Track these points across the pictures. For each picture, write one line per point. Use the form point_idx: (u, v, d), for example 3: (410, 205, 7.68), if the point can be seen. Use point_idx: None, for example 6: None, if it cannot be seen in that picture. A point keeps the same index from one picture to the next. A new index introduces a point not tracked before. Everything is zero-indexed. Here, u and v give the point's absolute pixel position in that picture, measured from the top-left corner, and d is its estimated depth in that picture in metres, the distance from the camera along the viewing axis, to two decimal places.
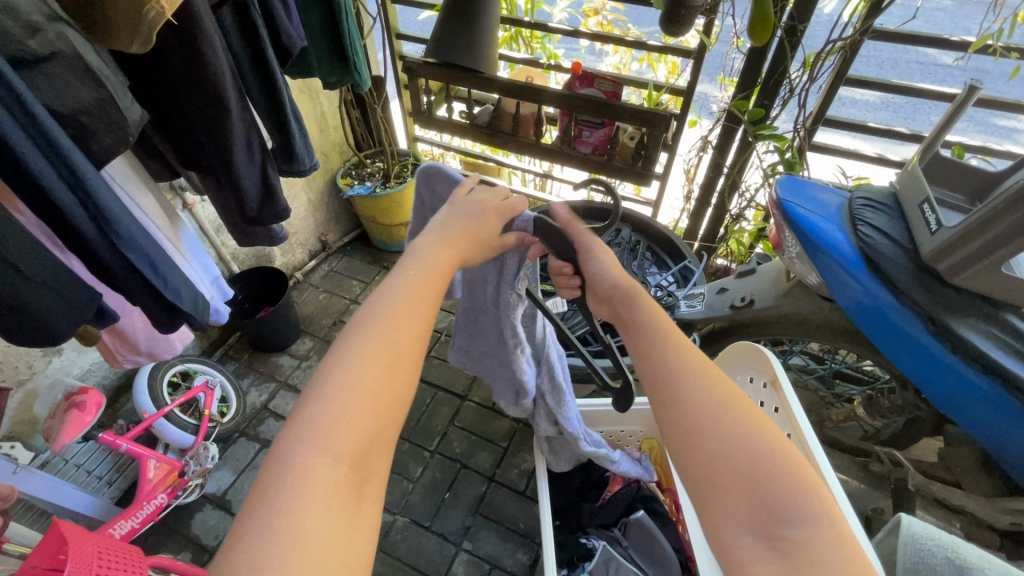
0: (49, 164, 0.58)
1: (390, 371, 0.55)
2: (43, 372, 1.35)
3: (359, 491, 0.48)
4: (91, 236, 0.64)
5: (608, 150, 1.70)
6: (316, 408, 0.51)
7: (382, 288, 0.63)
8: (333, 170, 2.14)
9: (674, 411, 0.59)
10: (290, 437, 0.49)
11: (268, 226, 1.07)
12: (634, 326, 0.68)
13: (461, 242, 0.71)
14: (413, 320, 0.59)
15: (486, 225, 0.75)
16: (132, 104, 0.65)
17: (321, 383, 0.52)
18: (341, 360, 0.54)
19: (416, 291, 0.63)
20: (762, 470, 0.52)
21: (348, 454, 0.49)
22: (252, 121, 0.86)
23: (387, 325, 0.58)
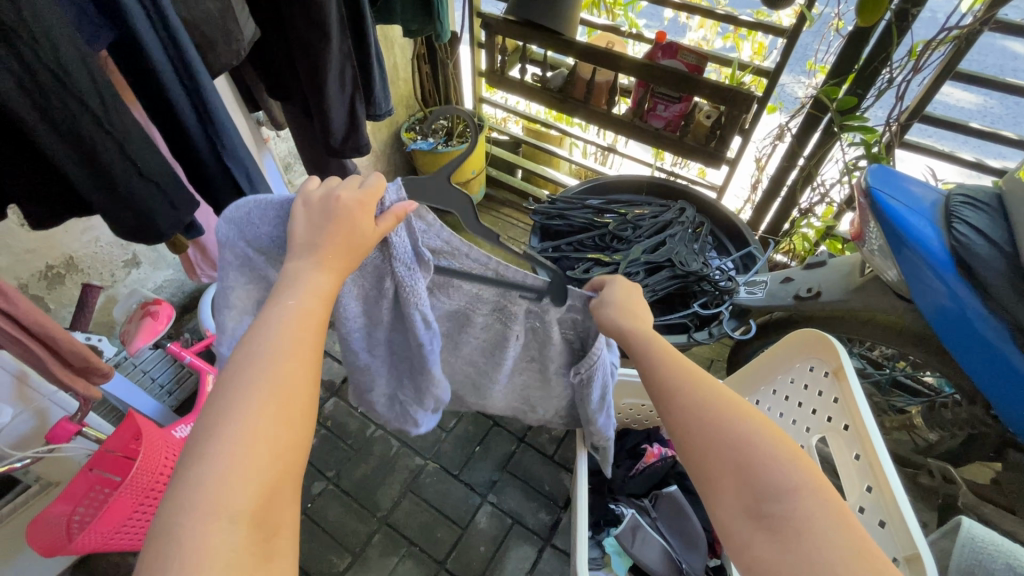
0: (174, 70, 0.62)
1: (284, 414, 0.51)
2: (122, 282, 1.45)
3: (264, 549, 0.46)
4: (201, 144, 0.68)
5: (681, 127, 1.65)
6: (200, 471, 0.46)
7: (258, 324, 0.55)
8: (398, 123, 2.17)
9: (673, 417, 0.61)
10: (170, 511, 0.45)
11: (343, 161, 1.10)
12: (629, 345, 0.68)
13: (342, 253, 0.59)
14: (302, 359, 0.54)
15: (349, 217, 0.59)
16: (248, 21, 0.68)
17: (207, 449, 0.47)
18: (227, 413, 0.49)
19: (304, 327, 0.56)
20: (748, 458, 0.55)
21: (246, 514, 0.46)
22: (347, 54, 0.87)
23: (273, 366, 0.52)
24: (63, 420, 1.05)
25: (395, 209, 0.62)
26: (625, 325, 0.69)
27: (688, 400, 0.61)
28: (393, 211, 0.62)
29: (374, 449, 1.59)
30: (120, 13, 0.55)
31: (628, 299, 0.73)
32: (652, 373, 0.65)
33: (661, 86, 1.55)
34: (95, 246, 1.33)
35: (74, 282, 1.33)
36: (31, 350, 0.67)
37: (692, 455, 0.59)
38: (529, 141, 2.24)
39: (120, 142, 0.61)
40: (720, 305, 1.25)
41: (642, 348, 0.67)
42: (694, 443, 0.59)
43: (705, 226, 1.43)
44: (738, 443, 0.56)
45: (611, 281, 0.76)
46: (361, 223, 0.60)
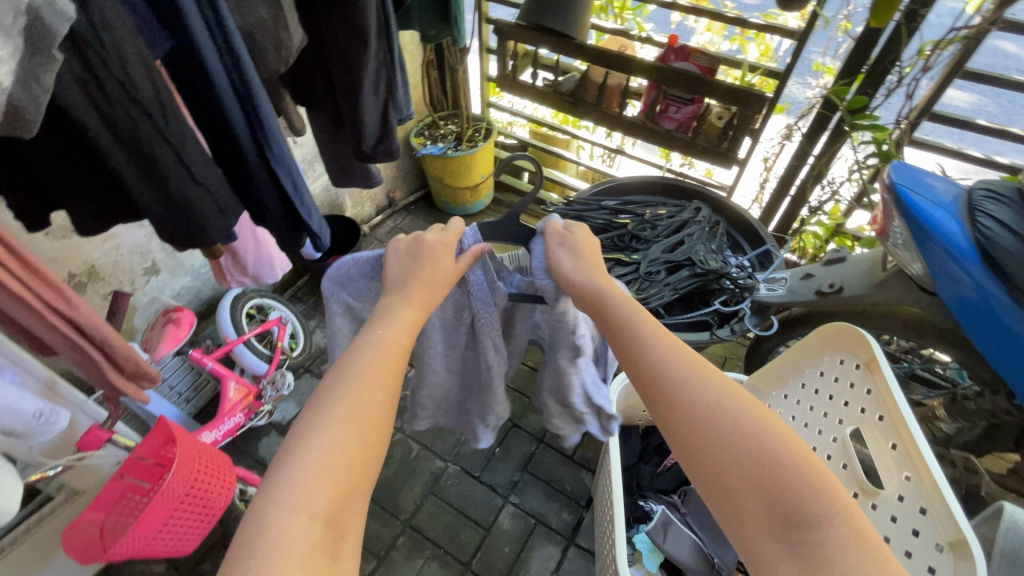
0: (228, 77, 0.63)
1: (363, 428, 0.51)
2: (142, 290, 1.45)
3: (336, 548, 0.45)
4: (249, 150, 0.70)
5: (693, 128, 1.67)
6: (284, 473, 0.46)
7: (358, 340, 0.58)
8: (407, 129, 2.19)
9: (668, 406, 0.53)
10: (262, 502, 0.45)
11: (368, 166, 1.11)
12: (624, 332, 0.60)
13: (428, 290, 0.65)
14: (386, 376, 0.55)
15: (434, 255, 0.68)
16: (297, 30, 0.69)
17: (294, 449, 0.48)
18: (319, 416, 0.51)
19: (387, 350, 0.58)
20: (766, 464, 0.48)
21: (323, 513, 0.45)
22: (382, 60, 0.89)
23: (364, 377, 0.54)
24: (93, 427, 1.03)
25: (472, 249, 0.73)
26: (608, 297, 0.64)
27: (690, 386, 0.54)
28: (470, 252, 0.72)
29: (394, 452, 1.60)
30: (180, 23, 0.56)
31: (595, 265, 0.69)
32: (641, 355, 0.58)
33: (673, 88, 1.58)
34: (117, 254, 1.34)
35: (96, 291, 1.33)
36: (87, 352, 0.68)
37: (695, 453, 0.51)
38: (537, 144, 2.26)
39: (177, 148, 0.62)
40: (740, 303, 1.27)
41: (628, 324, 0.61)
42: (699, 439, 0.51)
43: (721, 225, 1.45)
44: (749, 443, 0.49)
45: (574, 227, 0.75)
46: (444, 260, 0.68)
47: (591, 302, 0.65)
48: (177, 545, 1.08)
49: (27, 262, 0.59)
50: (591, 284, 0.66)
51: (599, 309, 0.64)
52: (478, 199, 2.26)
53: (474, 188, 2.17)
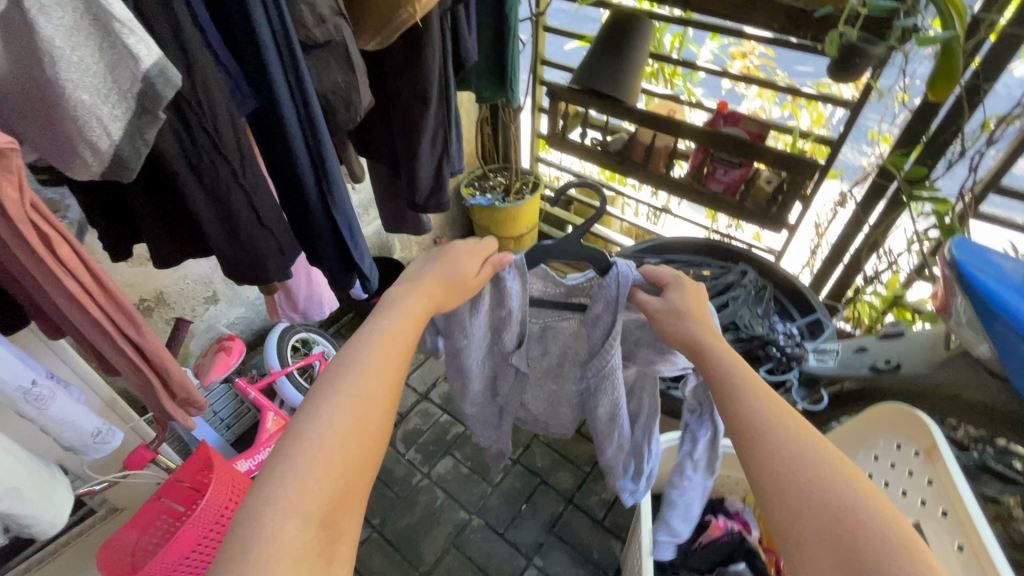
0: (302, 133, 0.69)
1: (358, 428, 0.51)
2: (201, 317, 1.54)
3: (328, 554, 0.45)
4: (313, 196, 0.75)
5: (741, 191, 1.67)
6: (282, 471, 0.47)
7: (358, 338, 0.59)
8: (459, 179, 2.28)
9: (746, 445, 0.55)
10: (255, 501, 0.46)
11: (419, 215, 1.16)
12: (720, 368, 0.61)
13: (439, 289, 0.66)
14: (382, 374, 0.56)
15: (454, 263, 0.68)
16: (367, 93, 0.75)
17: (293, 448, 0.48)
18: (316, 413, 0.51)
19: (388, 347, 0.58)
20: (837, 513, 0.47)
21: (319, 514, 0.46)
22: (442, 121, 0.94)
23: (356, 376, 0.54)
24: (141, 447, 1.08)
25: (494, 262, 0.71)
26: (709, 348, 0.63)
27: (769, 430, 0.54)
28: (492, 261, 0.71)
29: (418, 499, 1.57)
30: (266, 84, 0.63)
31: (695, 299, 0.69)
32: (728, 395, 0.59)
33: (722, 152, 1.60)
34: (184, 283, 1.44)
35: (160, 316, 1.43)
36: (147, 376, 0.73)
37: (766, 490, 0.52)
38: (583, 199, 2.31)
39: (249, 195, 0.68)
40: (787, 372, 1.22)
41: (724, 372, 0.61)
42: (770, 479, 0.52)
43: (769, 289, 1.41)
44: (819, 493, 0.49)
45: (664, 275, 0.71)
46: (468, 267, 0.68)
47: (694, 351, 0.64)
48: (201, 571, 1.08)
49: (111, 293, 0.65)
50: (691, 334, 0.65)
51: (695, 354, 0.64)
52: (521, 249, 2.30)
53: (519, 238, 2.22)
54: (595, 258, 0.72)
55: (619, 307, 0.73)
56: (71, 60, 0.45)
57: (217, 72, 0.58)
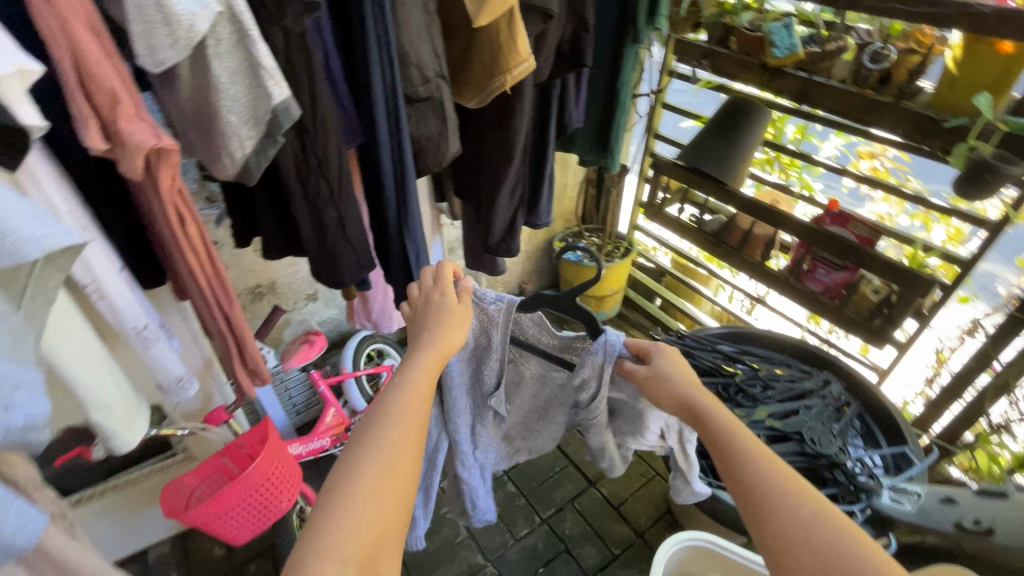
0: (393, 169, 0.80)
1: (390, 477, 0.53)
2: (299, 310, 1.75)
3: None
4: (392, 222, 0.86)
5: (842, 296, 1.55)
6: (323, 517, 0.50)
7: (383, 403, 0.59)
8: (554, 232, 2.37)
9: (749, 503, 0.53)
10: (302, 548, 0.48)
11: (495, 257, 1.25)
12: (706, 426, 0.60)
13: (444, 345, 0.66)
14: (410, 423, 0.58)
15: (456, 314, 0.69)
16: (455, 143, 0.86)
17: (332, 495, 0.51)
18: (350, 463, 0.53)
19: (414, 397, 0.60)
20: (847, 573, 0.46)
21: (358, 558, 0.48)
22: (524, 175, 1.03)
23: (383, 443, 0.55)
24: (221, 407, 1.24)
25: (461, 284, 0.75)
26: (706, 409, 0.61)
27: (770, 486, 0.52)
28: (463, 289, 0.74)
29: (442, 529, 1.59)
30: (371, 126, 0.75)
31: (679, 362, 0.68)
32: (728, 455, 0.56)
33: (824, 251, 1.52)
34: (293, 277, 1.66)
35: (268, 301, 1.65)
36: (227, 342, 0.87)
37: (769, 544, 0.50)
38: (675, 274, 2.27)
39: (340, 212, 0.80)
40: (853, 504, 1.06)
41: (721, 430, 0.58)
42: (775, 535, 0.50)
43: (851, 406, 1.27)
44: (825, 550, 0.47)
45: (652, 348, 0.70)
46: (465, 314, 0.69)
47: (691, 414, 0.62)
48: (233, 533, 1.19)
49: (218, 270, 0.79)
50: (686, 395, 0.63)
51: (691, 416, 0.62)
52: (601, 310, 2.28)
53: (600, 298, 2.22)
54: (588, 321, 0.72)
55: (603, 375, 0.73)
56: (228, 92, 0.59)
57: (335, 112, 0.72)
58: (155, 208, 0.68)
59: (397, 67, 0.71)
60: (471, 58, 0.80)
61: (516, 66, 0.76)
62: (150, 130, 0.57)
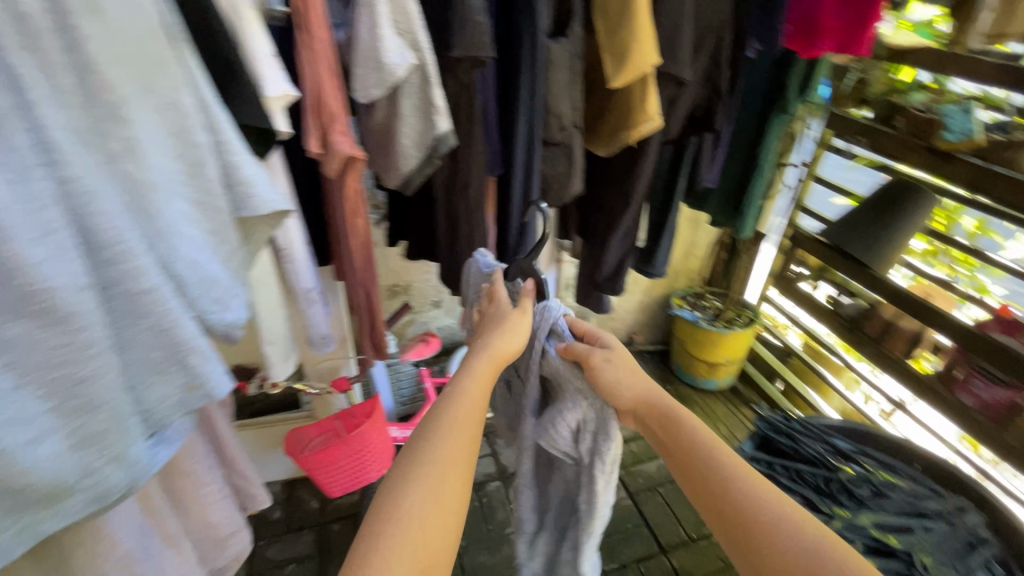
0: (521, 198, 0.93)
1: (443, 489, 0.52)
2: (423, 313, 1.97)
3: None
4: (512, 243, 0.98)
5: (1003, 418, 1.32)
6: (374, 528, 0.49)
7: (434, 416, 0.58)
8: (674, 288, 2.30)
9: (727, 509, 0.55)
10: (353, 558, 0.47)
11: (602, 296, 1.27)
12: (663, 420, 0.62)
13: (500, 354, 0.64)
14: (463, 437, 0.56)
15: (517, 328, 0.66)
16: (578, 183, 0.97)
17: (384, 505, 0.50)
18: (403, 473, 0.52)
19: (467, 411, 0.59)
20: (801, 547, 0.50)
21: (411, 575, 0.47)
22: (639, 222, 1.10)
23: (437, 459, 0.54)
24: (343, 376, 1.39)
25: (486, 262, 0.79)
26: (668, 405, 0.63)
27: (742, 488, 0.55)
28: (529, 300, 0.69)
29: (503, 548, 1.64)
30: (510, 161, 0.89)
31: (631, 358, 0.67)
32: (700, 462, 0.58)
33: (985, 361, 1.32)
34: (424, 283, 1.88)
35: (400, 300, 1.90)
36: (364, 315, 1.06)
37: (749, 545, 0.52)
38: (803, 356, 2.05)
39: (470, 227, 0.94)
40: None
41: (693, 440, 0.60)
42: (761, 538, 0.52)
43: (989, 544, 1.06)
44: (807, 550, 0.50)
45: (604, 341, 0.68)
46: (525, 327, 0.67)
47: (651, 410, 0.63)
48: (327, 483, 1.38)
49: (371, 257, 0.98)
50: (645, 391, 0.64)
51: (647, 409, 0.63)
52: (711, 378, 2.14)
53: (712, 365, 2.09)
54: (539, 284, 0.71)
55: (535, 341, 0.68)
56: (407, 123, 0.77)
57: (484, 146, 0.87)
58: (337, 201, 0.88)
59: (539, 115, 0.85)
60: (605, 113, 0.91)
61: (643, 123, 0.85)
62: (349, 142, 0.76)
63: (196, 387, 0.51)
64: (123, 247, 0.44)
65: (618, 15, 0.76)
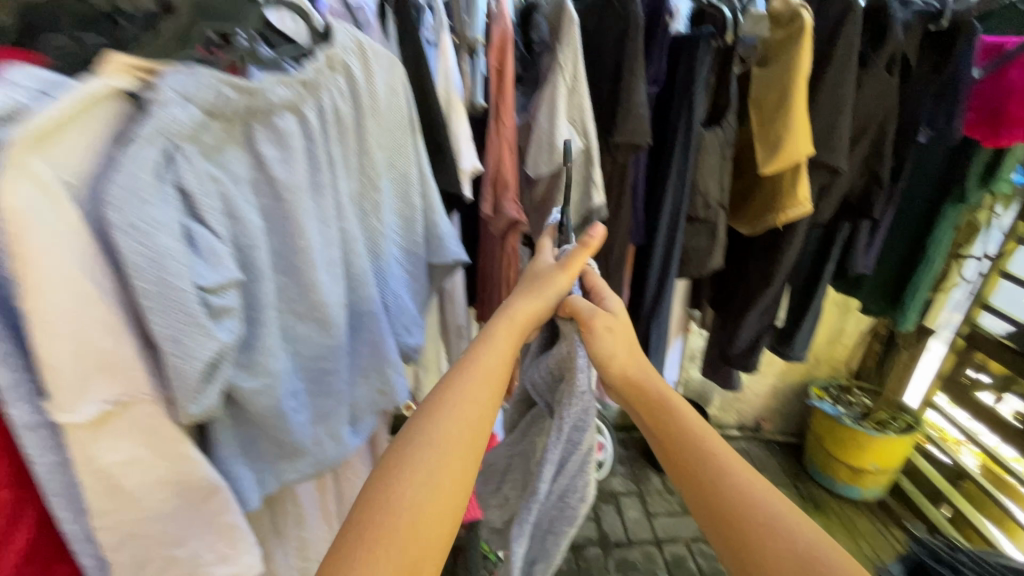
0: (660, 266, 0.99)
1: (444, 484, 0.40)
2: None
3: None
4: (646, 307, 1.03)
5: None
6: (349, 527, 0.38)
7: (444, 394, 0.45)
8: (814, 377, 2.07)
9: (727, 520, 0.43)
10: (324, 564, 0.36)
11: (732, 371, 1.24)
12: (654, 412, 0.50)
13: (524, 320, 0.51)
14: (468, 418, 0.43)
15: (549, 285, 0.54)
16: (718, 258, 1.00)
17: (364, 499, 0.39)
18: (391, 458, 0.41)
19: (470, 385, 0.46)
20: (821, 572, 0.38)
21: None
22: (779, 300, 1.08)
23: (439, 446, 0.41)
24: None
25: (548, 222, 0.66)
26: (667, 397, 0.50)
27: (733, 471, 0.45)
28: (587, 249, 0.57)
29: None
30: (653, 231, 0.96)
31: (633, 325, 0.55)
32: (686, 438, 0.47)
33: None
34: None
35: None
36: None
37: (737, 540, 0.42)
38: (980, 480, 1.70)
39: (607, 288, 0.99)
40: None
41: (683, 412, 0.49)
42: (751, 530, 0.42)
43: None
44: (806, 550, 0.39)
45: (608, 294, 0.57)
46: (560, 287, 0.54)
47: (645, 402, 0.51)
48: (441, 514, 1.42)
49: None
50: (639, 375, 0.52)
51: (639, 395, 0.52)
52: (853, 484, 1.86)
53: (855, 469, 1.83)
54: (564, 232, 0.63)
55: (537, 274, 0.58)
56: (567, 193, 0.87)
57: (630, 217, 0.95)
58: (495, 253, 1.01)
59: (686, 193, 0.91)
60: (751, 196, 0.95)
61: (791, 207, 0.87)
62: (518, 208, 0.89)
63: (385, 392, 0.63)
64: (366, 289, 0.58)
65: (773, 111, 0.82)
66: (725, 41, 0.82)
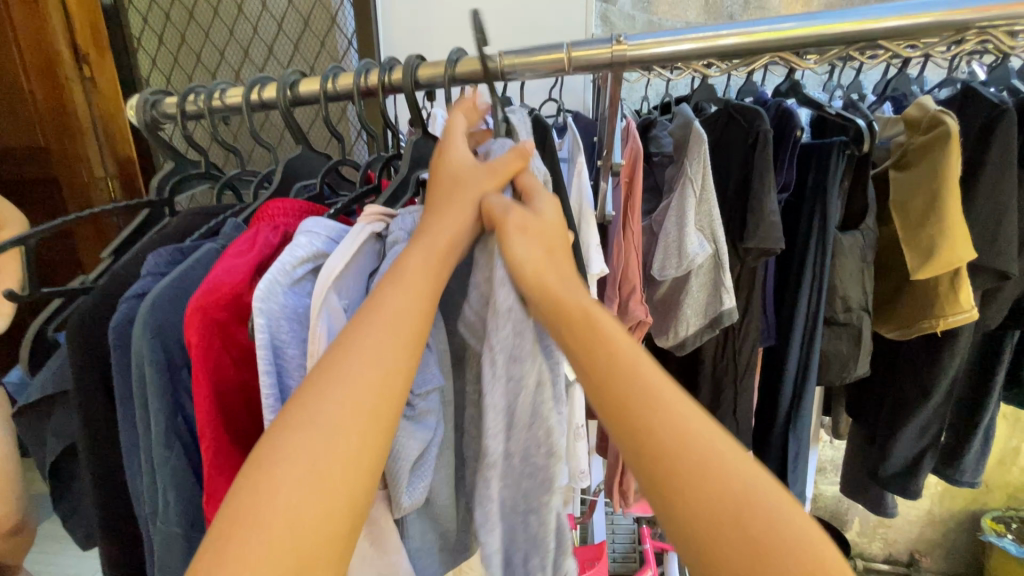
0: (796, 371, 0.93)
1: (356, 433, 0.37)
2: None
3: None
4: (781, 414, 0.96)
5: None
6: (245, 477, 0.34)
7: (346, 350, 0.39)
8: (985, 505, 1.72)
9: (658, 465, 0.37)
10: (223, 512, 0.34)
11: (885, 492, 1.08)
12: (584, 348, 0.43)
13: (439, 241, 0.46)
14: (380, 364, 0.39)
15: (466, 188, 0.50)
16: (865, 364, 0.91)
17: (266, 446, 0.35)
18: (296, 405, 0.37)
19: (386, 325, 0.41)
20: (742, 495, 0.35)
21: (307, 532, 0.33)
22: (943, 415, 0.95)
23: (346, 400, 0.37)
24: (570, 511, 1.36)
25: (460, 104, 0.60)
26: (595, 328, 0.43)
27: (663, 404, 0.39)
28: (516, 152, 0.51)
29: None
30: (789, 334, 0.92)
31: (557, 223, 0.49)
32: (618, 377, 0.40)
33: None
34: None
35: None
36: None
37: (660, 481, 0.37)
38: None
39: (736, 392, 0.94)
40: None
41: (608, 336, 0.42)
42: (676, 466, 0.37)
43: None
44: (726, 481, 0.35)
45: (537, 195, 0.51)
46: (478, 190, 0.50)
47: (574, 335, 0.43)
48: None
49: None
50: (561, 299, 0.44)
51: (567, 325, 0.44)
52: None
53: None
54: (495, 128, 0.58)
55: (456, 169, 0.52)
56: (693, 294, 0.87)
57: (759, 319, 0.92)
58: None
59: (824, 293, 0.87)
60: (899, 298, 0.89)
61: (953, 314, 0.80)
62: (644, 308, 0.88)
63: None
64: None
65: (922, 213, 0.79)
66: (861, 149, 0.80)
